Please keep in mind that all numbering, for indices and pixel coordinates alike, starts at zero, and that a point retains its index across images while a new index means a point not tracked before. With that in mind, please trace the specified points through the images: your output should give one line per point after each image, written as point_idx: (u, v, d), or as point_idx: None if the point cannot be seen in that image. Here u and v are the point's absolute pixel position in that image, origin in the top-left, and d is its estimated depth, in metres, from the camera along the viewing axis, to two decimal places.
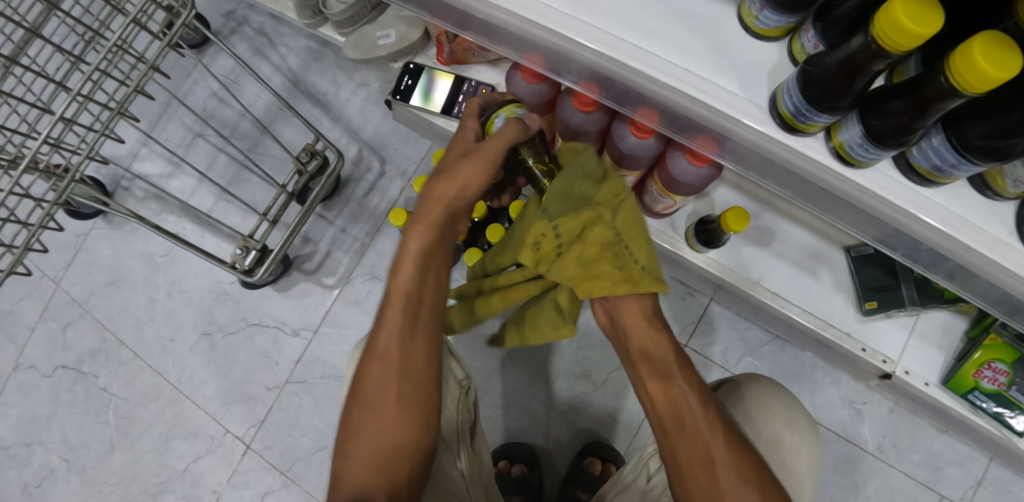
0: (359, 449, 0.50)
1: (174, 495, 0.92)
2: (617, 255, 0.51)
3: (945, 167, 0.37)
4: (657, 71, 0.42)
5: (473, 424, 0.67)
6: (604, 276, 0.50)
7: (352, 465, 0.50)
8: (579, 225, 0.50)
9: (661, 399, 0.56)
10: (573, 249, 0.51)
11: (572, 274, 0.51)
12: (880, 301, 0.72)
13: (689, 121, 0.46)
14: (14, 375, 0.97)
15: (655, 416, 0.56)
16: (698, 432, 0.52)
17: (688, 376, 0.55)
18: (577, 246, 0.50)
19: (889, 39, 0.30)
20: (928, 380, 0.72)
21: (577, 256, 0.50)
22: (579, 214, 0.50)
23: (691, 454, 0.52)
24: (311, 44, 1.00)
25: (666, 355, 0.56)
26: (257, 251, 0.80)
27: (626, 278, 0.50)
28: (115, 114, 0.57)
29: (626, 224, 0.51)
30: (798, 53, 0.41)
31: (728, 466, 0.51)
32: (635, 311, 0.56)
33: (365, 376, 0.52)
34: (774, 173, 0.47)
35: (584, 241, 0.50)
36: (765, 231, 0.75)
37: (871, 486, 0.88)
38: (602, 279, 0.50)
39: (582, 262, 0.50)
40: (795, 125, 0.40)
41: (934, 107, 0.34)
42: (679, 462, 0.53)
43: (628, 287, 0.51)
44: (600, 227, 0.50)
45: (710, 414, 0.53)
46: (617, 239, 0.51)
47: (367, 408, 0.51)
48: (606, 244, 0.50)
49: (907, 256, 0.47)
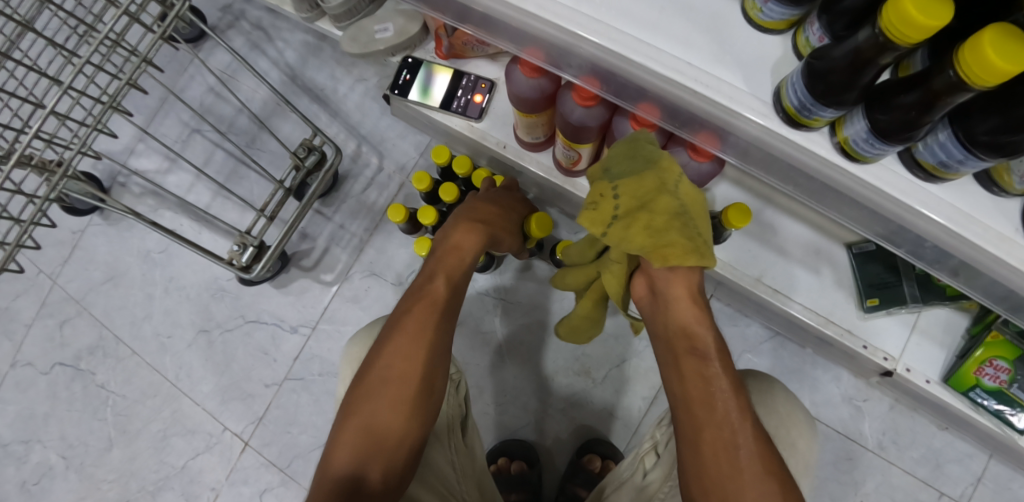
0: (360, 420, 0.55)
1: (173, 492, 0.91)
2: (684, 226, 0.53)
3: (952, 163, 0.37)
4: (660, 64, 0.41)
5: (463, 418, 0.67)
6: (672, 243, 0.52)
7: (348, 437, 0.54)
8: (642, 191, 0.52)
9: (694, 381, 0.56)
10: (637, 216, 0.53)
11: (633, 239, 0.53)
12: (882, 298, 0.72)
13: (691, 115, 0.45)
14: (11, 373, 0.97)
15: (685, 400, 0.56)
16: (727, 417, 0.53)
17: (723, 361, 0.58)
18: (641, 213, 0.53)
19: (898, 32, 0.30)
20: (928, 377, 0.72)
21: (643, 222, 0.53)
22: (642, 177, 0.52)
23: (716, 438, 0.53)
24: (308, 38, 0.99)
25: (706, 336, 0.59)
26: (254, 247, 0.80)
27: (692, 248, 0.52)
28: (106, 108, 0.55)
29: (689, 198, 0.53)
30: (802, 46, 0.40)
31: (752, 452, 0.51)
32: (683, 283, 0.59)
33: (382, 359, 0.57)
34: (777, 168, 0.47)
35: (649, 208, 0.53)
36: (766, 227, 0.74)
37: (870, 484, 0.88)
38: (673, 247, 0.52)
39: (651, 229, 0.53)
40: (799, 119, 0.39)
41: (942, 101, 0.33)
42: (701, 444, 0.54)
43: (695, 258, 0.52)
44: (666, 195, 0.52)
45: (740, 402, 0.54)
46: (682, 210, 0.53)
47: (377, 386, 0.56)
48: (673, 213, 0.52)
49: (911, 253, 0.47)
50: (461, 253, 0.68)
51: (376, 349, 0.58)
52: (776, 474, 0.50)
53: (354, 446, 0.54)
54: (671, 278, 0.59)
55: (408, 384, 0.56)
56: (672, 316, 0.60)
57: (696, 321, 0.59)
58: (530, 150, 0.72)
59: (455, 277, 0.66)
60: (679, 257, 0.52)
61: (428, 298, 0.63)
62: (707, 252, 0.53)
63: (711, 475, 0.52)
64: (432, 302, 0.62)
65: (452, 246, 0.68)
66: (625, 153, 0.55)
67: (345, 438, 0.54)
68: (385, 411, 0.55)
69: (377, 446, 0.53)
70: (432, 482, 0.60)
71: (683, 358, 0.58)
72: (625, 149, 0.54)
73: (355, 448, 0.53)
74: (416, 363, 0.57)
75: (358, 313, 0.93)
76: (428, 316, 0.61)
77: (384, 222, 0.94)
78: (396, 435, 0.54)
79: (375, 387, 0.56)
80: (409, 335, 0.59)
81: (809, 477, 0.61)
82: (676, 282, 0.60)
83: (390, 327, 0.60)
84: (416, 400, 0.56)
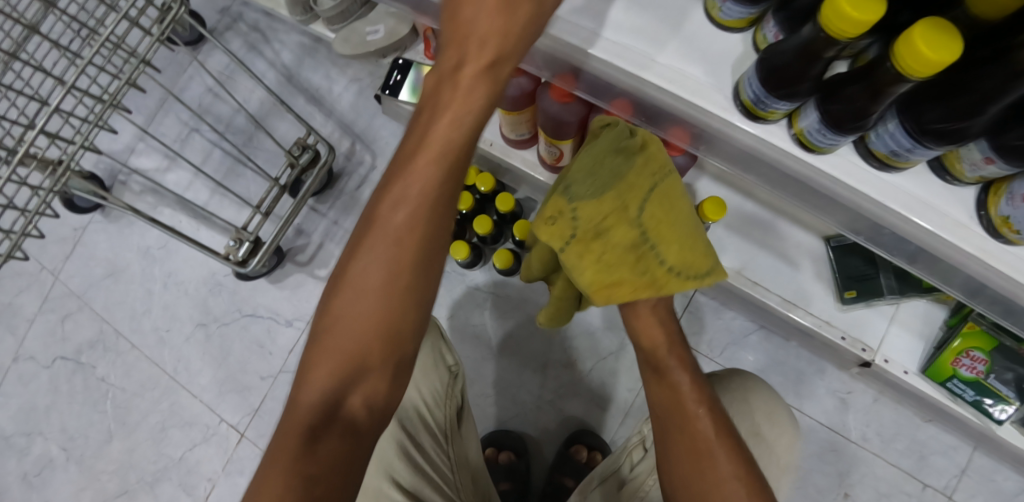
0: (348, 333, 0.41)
1: (170, 482, 0.93)
2: (641, 260, 0.52)
3: (901, 152, 0.39)
4: (623, 61, 0.43)
5: (461, 407, 0.70)
6: (622, 277, 0.52)
7: (320, 357, 0.41)
8: (599, 218, 0.51)
9: (661, 388, 0.59)
10: (591, 246, 0.52)
11: (583, 268, 0.52)
12: (860, 290, 0.73)
13: (658, 110, 0.48)
14: (14, 366, 0.99)
15: (654, 406, 0.59)
16: (692, 419, 0.55)
17: (687, 369, 0.59)
18: (595, 243, 0.52)
19: (835, 27, 0.32)
20: (907, 368, 0.74)
21: (596, 254, 0.52)
22: (601, 202, 0.51)
23: (683, 443, 0.55)
24: (304, 40, 1.01)
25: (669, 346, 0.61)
26: (250, 242, 0.82)
27: (643, 284, 0.52)
28: (107, 107, 0.57)
29: (655, 222, 0.52)
30: (761, 42, 0.42)
31: (721, 453, 0.53)
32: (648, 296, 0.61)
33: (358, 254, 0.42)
34: (744, 160, 0.49)
35: (606, 237, 0.51)
36: (746, 222, 0.76)
37: (854, 475, 0.90)
38: (620, 283, 0.52)
39: (604, 262, 0.52)
40: (756, 111, 0.41)
41: (886, 93, 0.35)
42: (673, 447, 0.55)
43: (648, 291, 0.53)
44: (624, 223, 0.51)
45: (705, 404, 0.56)
46: (643, 239, 0.52)
47: (353, 298, 0.42)
48: (630, 245, 0.51)
49: (871, 240, 0.49)
50: (484, 69, 0.40)
51: (349, 251, 0.43)
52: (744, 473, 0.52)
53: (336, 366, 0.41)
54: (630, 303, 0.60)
55: (403, 294, 0.42)
56: (637, 328, 0.62)
57: (656, 332, 0.61)
58: (519, 148, 0.75)
59: (462, 127, 0.41)
60: (628, 291, 0.53)
61: (421, 161, 0.41)
62: (665, 285, 0.52)
63: (683, 473, 0.54)
64: (429, 167, 0.41)
65: (458, 73, 0.41)
66: (597, 162, 0.53)
67: (317, 359, 0.42)
68: (366, 327, 0.41)
69: (356, 374, 0.41)
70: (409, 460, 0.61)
71: (649, 371, 0.61)
72: (597, 158, 0.53)
73: (333, 371, 0.41)
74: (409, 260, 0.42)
75: None
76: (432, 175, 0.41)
77: None
78: (381, 359, 0.42)
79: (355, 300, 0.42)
80: (397, 229, 0.42)
81: (789, 476, 0.64)
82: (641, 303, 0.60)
83: (371, 210, 0.43)
84: (406, 316, 0.42)
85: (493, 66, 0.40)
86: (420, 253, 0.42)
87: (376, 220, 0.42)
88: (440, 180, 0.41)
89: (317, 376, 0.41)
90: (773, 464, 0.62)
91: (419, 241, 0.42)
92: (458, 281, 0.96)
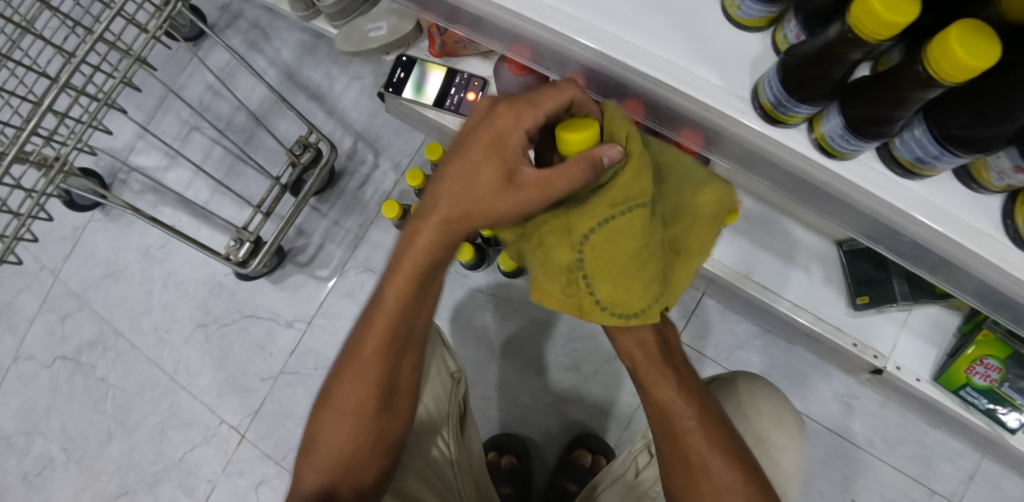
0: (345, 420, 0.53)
1: (170, 484, 0.93)
2: (570, 284, 0.48)
3: (927, 159, 0.37)
4: (636, 61, 0.42)
5: (462, 414, 0.68)
6: (550, 290, 0.49)
7: (313, 457, 0.54)
8: (553, 232, 0.48)
9: (649, 398, 0.56)
10: (539, 250, 0.49)
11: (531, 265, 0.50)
12: (871, 295, 0.72)
13: (672, 112, 0.46)
14: (14, 366, 0.99)
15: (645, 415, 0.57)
16: (681, 429, 0.53)
17: (675, 375, 0.56)
18: (540, 250, 0.49)
19: (866, 30, 0.31)
20: (918, 375, 0.72)
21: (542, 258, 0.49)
22: (557, 218, 0.47)
23: (673, 452, 0.53)
24: (305, 37, 1.00)
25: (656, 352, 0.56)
26: (250, 242, 0.81)
27: (568, 303, 0.49)
28: (101, 106, 0.56)
29: (607, 246, 0.45)
30: (781, 43, 0.41)
31: (712, 459, 0.51)
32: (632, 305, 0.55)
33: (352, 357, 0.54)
34: (758, 164, 0.47)
35: (551, 254, 0.48)
36: (756, 225, 0.75)
37: (861, 481, 0.88)
38: (547, 295, 0.49)
39: (550, 272, 0.48)
40: (776, 115, 0.40)
41: (913, 97, 0.33)
42: (668, 461, 0.54)
43: (582, 313, 0.49)
44: (569, 248, 0.47)
45: (696, 411, 0.53)
46: (579, 263, 0.47)
47: (347, 392, 0.53)
48: (568, 268, 0.48)
49: (889, 248, 0.47)
50: (441, 230, 0.49)
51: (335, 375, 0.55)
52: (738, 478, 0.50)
53: (337, 443, 0.53)
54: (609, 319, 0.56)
55: (379, 412, 0.54)
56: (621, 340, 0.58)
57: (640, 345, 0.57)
58: None
59: (420, 281, 0.51)
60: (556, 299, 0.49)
61: (386, 305, 0.52)
62: (591, 312, 0.49)
63: (681, 486, 0.52)
64: (394, 314, 0.52)
65: (419, 224, 0.49)
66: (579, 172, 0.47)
67: (313, 457, 0.54)
68: (350, 437, 0.53)
69: (343, 473, 0.53)
70: (423, 471, 0.61)
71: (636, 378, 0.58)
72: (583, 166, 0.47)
73: (335, 448, 0.53)
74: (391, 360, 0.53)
75: (353, 308, 0.93)
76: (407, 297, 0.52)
77: (378, 219, 0.95)
78: (360, 460, 0.53)
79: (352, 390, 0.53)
80: (370, 363, 0.53)
81: (797, 481, 0.62)
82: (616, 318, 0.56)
83: (352, 342, 0.54)
84: (382, 426, 0.54)
85: (455, 223, 0.48)
86: (389, 378, 0.53)
87: (354, 355, 0.54)
88: (403, 323, 0.53)
89: (312, 470, 0.53)
90: (779, 470, 0.60)
91: (387, 372, 0.53)
92: (461, 282, 0.95)
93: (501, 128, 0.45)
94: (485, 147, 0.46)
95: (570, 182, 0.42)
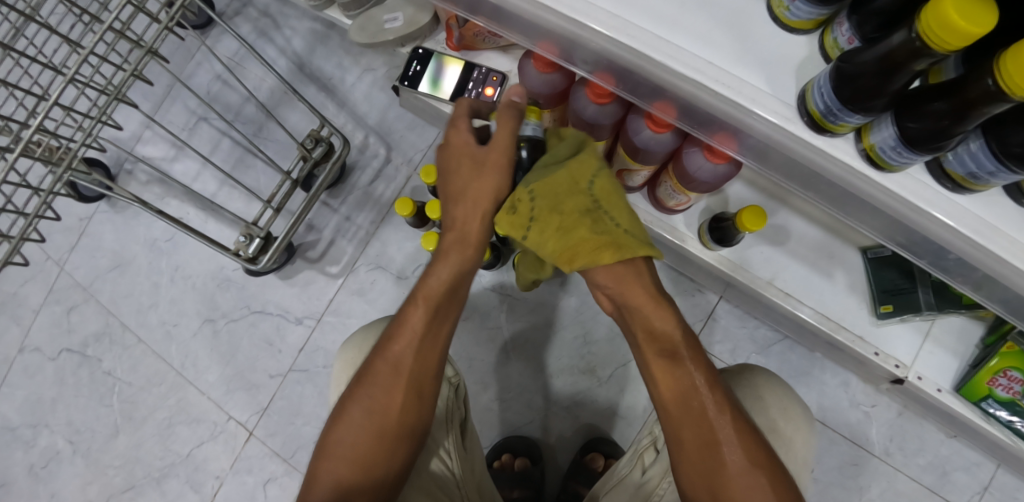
0: (361, 420, 0.53)
1: (177, 479, 0.92)
2: (597, 221, 0.52)
3: (981, 175, 0.36)
4: (678, 63, 0.40)
5: (462, 420, 0.66)
6: (583, 242, 0.51)
7: (331, 461, 0.53)
8: (558, 189, 0.52)
9: (669, 384, 0.52)
10: (549, 219, 0.52)
11: (546, 242, 0.52)
12: (896, 305, 0.70)
13: (709, 116, 0.44)
14: (19, 358, 0.98)
15: (661, 403, 0.53)
16: (704, 412, 0.50)
17: (696, 359, 0.52)
18: (553, 214, 0.52)
19: (937, 38, 0.29)
20: (940, 385, 0.70)
21: (555, 225, 0.52)
22: (555, 176, 0.52)
23: (697, 436, 0.50)
24: (316, 26, 0.97)
25: (672, 333, 0.53)
26: (260, 238, 0.80)
27: (605, 242, 0.51)
28: (111, 99, 0.53)
29: (603, 193, 0.53)
30: (830, 47, 0.39)
31: (735, 447, 0.49)
32: (635, 289, 0.53)
33: (378, 359, 0.55)
34: (799, 174, 0.45)
35: (562, 208, 0.52)
36: (780, 230, 0.73)
37: (875, 489, 0.87)
38: (582, 244, 0.51)
39: (562, 231, 0.52)
40: (824, 124, 0.38)
41: (977, 111, 0.33)
42: (683, 446, 0.51)
43: (611, 250, 0.51)
44: (577, 195, 0.52)
45: (717, 396, 0.51)
46: (594, 205, 0.52)
47: (373, 393, 0.54)
48: (584, 211, 0.52)
49: (933, 264, 0.45)
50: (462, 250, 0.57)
51: (360, 378, 0.55)
52: (762, 465, 0.48)
53: (355, 444, 0.53)
54: (623, 287, 0.53)
55: (405, 411, 0.54)
56: (637, 317, 0.54)
57: (663, 320, 0.53)
58: None
59: (456, 280, 0.57)
60: (591, 253, 0.51)
61: (425, 303, 0.56)
62: (627, 243, 0.51)
63: (699, 474, 0.50)
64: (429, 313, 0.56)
65: (450, 249, 0.57)
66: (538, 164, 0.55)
67: (328, 461, 0.53)
68: (368, 434, 0.53)
69: (357, 473, 0.52)
70: (427, 485, 0.59)
71: (654, 360, 0.53)
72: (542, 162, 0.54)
73: (355, 448, 0.53)
74: (423, 363, 0.55)
75: (363, 306, 0.92)
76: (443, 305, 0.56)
77: (390, 215, 0.93)
78: (380, 463, 0.53)
79: (377, 389, 0.54)
80: (396, 363, 0.54)
81: (807, 474, 0.60)
82: (629, 287, 0.53)
83: (385, 339, 0.56)
84: (408, 422, 0.54)
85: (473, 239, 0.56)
86: (417, 379, 0.55)
87: (381, 356, 0.55)
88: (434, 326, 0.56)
89: (327, 472, 0.52)
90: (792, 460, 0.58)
91: (414, 369, 0.54)
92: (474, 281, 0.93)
93: (461, 141, 0.57)
94: (458, 161, 0.56)
95: (510, 134, 0.54)
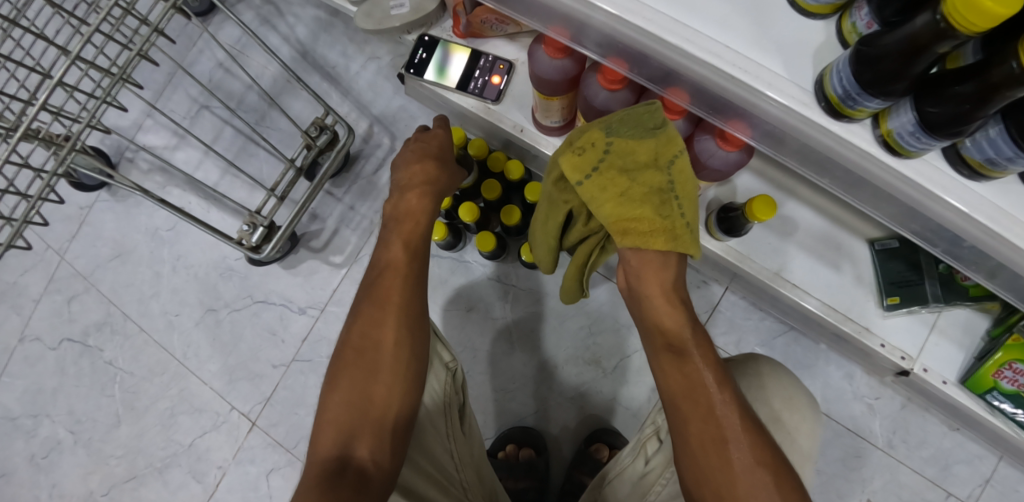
0: (349, 378, 0.56)
1: (179, 469, 0.91)
2: (663, 204, 0.52)
3: (1000, 160, 0.35)
4: (695, 46, 0.39)
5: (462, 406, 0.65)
6: (641, 220, 0.52)
7: (326, 427, 0.54)
8: (634, 156, 0.51)
9: (675, 376, 0.53)
10: (616, 181, 0.52)
11: (602, 202, 0.52)
12: (903, 297, 0.70)
13: (724, 102, 0.44)
14: (20, 347, 0.97)
15: (669, 394, 0.53)
16: (710, 407, 0.50)
17: (705, 357, 0.53)
18: (622, 178, 0.52)
19: (962, 19, 0.29)
20: (945, 378, 0.70)
21: (621, 189, 0.52)
22: (640, 143, 0.51)
23: (703, 432, 0.50)
24: (320, 14, 0.96)
25: (682, 331, 0.55)
26: (263, 227, 0.78)
27: (660, 229, 0.53)
28: (115, 80, 0.52)
29: (681, 178, 0.52)
30: (848, 32, 0.39)
31: (742, 446, 0.48)
32: (656, 283, 0.55)
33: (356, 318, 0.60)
34: (814, 161, 0.45)
35: (633, 178, 0.52)
36: (787, 221, 0.72)
37: (878, 482, 0.87)
38: (639, 222, 0.52)
39: (624, 199, 0.52)
40: (842, 109, 0.38)
41: (1000, 95, 0.32)
42: (688, 441, 0.50)
43: (664, 237, 0.53)
44: (652, 171, 0.52)
45: (725, 391, 0.51)
46: (669, 187, 0.52)
47: (356, 348, 0.57)
48: (657, 189, 0.52)
49: (946, 252, 0.45)
50: (418, 196, 0.67)
51: (343, 343, 0.59)
52: (770, 466, 0.47)
53: (347, 401, 0.55)
54: (642, 264, 0.55)
55: (386, 357, 0.56)
56: (649, 313, 0.57)
57: (672, 317, 0.56)
58: (547, 135, 0.69)
59: (412, 245, 0.65)
60: (644, 232, 0.53)
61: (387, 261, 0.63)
62: (680, 236, 0.53)
63: (702, 470, 0.49)
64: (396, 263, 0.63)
65: (409, 198, 0.67)
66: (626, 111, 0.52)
67: (325, 427, 0.54)
68: (358, 387, 0.55)
69: (352, 428, 0.53)
70: (429, 471, 0.58)
71: (663, 356, 0.55)
72: (636, 113, 0.51)
73: (347, 406, 0.54)
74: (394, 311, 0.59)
75: None
76: (409, 259, 0.63)
77: None
78: (371, 423, 0.53)
79: (359, 345, 0.58)
80: (372, 323, 0.58)
81: (811, 465, 0.59)
82: (649, 277, 0.55)
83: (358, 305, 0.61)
84: (390, 367, 0.56)
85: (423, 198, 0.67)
86: (399, 333, 0.58)
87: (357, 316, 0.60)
88: (406, 283, 0.61)
89: (326, 437, 0.53)
90: (797, 449, 0.57)
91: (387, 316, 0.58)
92: (477, 272, 0.93)
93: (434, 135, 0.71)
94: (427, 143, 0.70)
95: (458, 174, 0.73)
